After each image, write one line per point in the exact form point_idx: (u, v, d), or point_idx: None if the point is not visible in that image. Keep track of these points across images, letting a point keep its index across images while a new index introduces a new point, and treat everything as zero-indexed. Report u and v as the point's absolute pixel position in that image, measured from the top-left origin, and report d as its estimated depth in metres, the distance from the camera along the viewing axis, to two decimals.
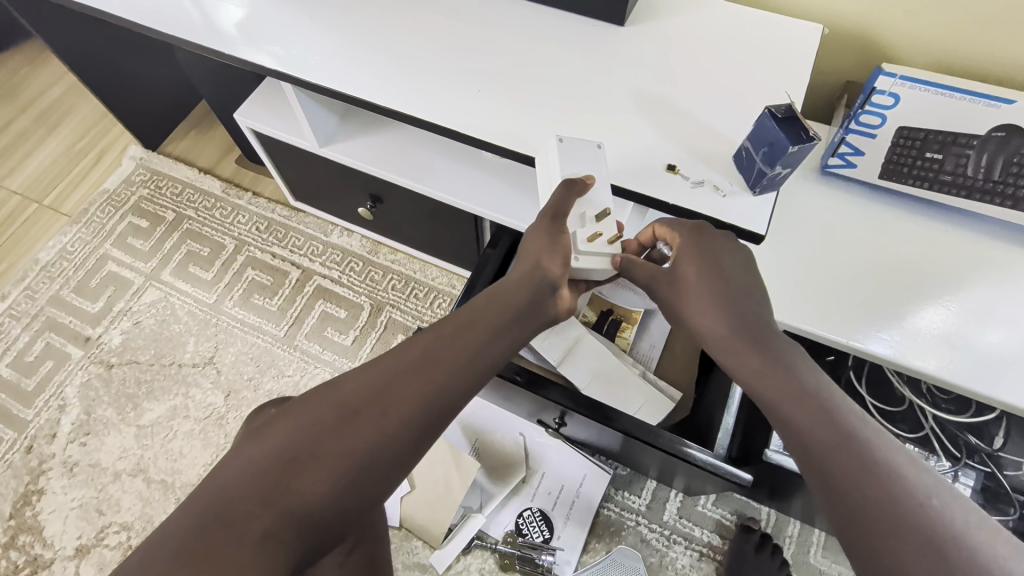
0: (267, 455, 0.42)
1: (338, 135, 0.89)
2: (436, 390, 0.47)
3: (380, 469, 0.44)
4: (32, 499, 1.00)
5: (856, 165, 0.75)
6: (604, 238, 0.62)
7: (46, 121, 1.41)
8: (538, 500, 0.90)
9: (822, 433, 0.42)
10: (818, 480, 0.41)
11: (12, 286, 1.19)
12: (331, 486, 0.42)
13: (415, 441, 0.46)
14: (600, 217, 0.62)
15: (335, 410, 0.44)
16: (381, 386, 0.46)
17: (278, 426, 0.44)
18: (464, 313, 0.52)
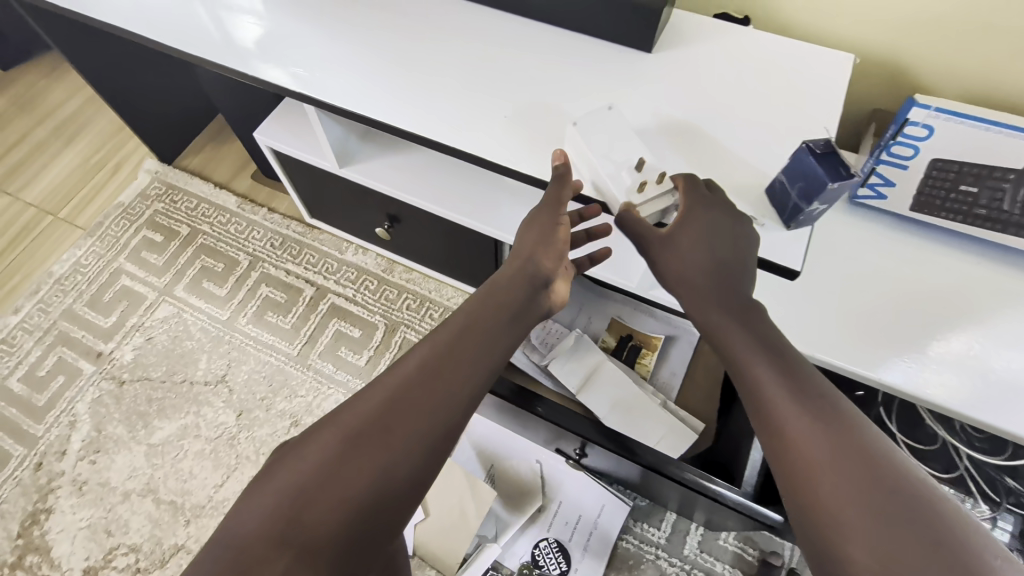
0: (277, 494, 0.41)
1: (359, 156, 0.89)
2: (447, 395, 0.47)
3: (398, 487, 0.42)
4: (41, 518, 0.98)
5: (886, 197, 0.73)
6: (652, 184, 0.60)
7: (62, 133, 1.41)
8: (555, 531, 0.89)
9: (790, 407, 0.46)
10: (768, 426, 0.47)
11: (26, 299, 1.19)
12: (347, 514, 0.40)
13: (430, 454, 0.44)
14: (639, 167, 0.61)
15: (341, 436, 0.43)
16: (386, 402, 0.45)
17: (286, 463, 0.43)
18: (459, 317, 0.53)
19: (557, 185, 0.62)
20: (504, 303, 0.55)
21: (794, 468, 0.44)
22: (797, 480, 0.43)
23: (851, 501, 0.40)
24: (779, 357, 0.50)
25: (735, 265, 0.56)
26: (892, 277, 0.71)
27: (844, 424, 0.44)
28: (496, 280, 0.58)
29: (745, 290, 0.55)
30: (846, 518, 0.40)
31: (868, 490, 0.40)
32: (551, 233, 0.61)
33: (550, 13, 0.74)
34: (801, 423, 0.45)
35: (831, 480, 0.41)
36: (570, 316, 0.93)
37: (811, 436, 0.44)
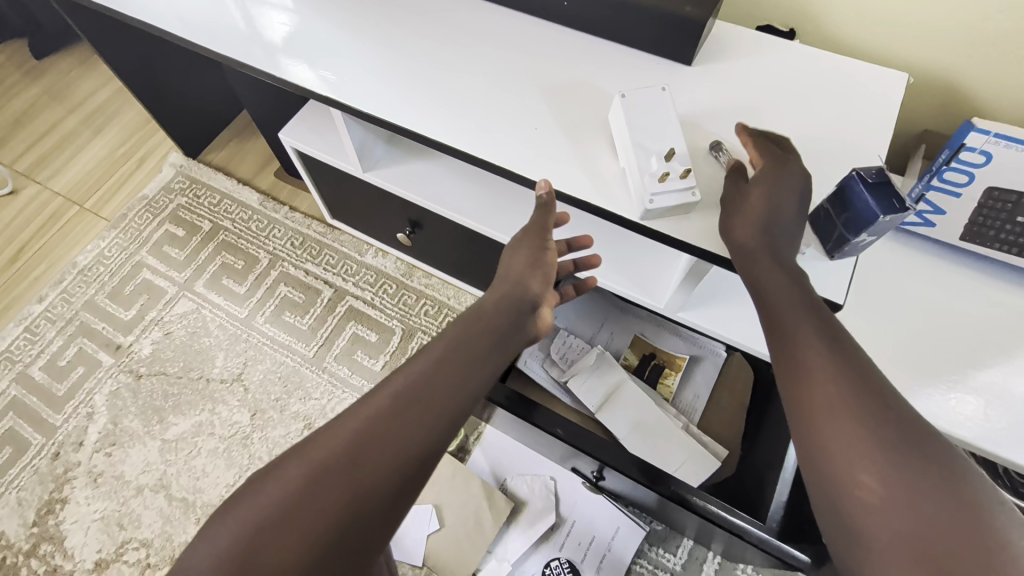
0: (232, 537, 0.39)
1: (384, 162, 0.87)
2: (423, 421, 0.45)
3: (366, 525, 0.40)
4: (56, 508, 0.99)
5: (935, 225, 0.69)
6: (674, 177, 0.58)
7: (91, 124, 1.42)
8: (566, 551, 0.86)
9: (827, 386, 0.41)
10: (801, 401, 0.42)
11: (50, 288, 1.20)
12: (305, 562, 0.38)
13: (401, 493, 0.42)
14: (669, 156, 0.58)
15: (308, 473, 0.41)
16: (360, 434, 0.43)
17: (246, 501, 0.40)
18: (443, 339, 0.51)
19: (541, 214, 0.62)
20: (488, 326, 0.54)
21: (814, 424, 0.41)
22: (826, 468, 0.39)
23: (877, 474, 0.37)
24: (821, 326, 0.44)
25: (792, 228, 0.52)
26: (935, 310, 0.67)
27: (875, 389, 0.40)
28: (483, 302, 0.57)
29: (791, 251, 0.51)
30: (867, 493, 0.37)
31: (905, 487, 0.36)
32: (540, 256, 0.62)
33: (587, 22, 0.71)
34: (837, 404, 0.40)
35: (865, 472, 0.37)
36: (591, 332, 0.90)
37: (842, 420, 0.39)
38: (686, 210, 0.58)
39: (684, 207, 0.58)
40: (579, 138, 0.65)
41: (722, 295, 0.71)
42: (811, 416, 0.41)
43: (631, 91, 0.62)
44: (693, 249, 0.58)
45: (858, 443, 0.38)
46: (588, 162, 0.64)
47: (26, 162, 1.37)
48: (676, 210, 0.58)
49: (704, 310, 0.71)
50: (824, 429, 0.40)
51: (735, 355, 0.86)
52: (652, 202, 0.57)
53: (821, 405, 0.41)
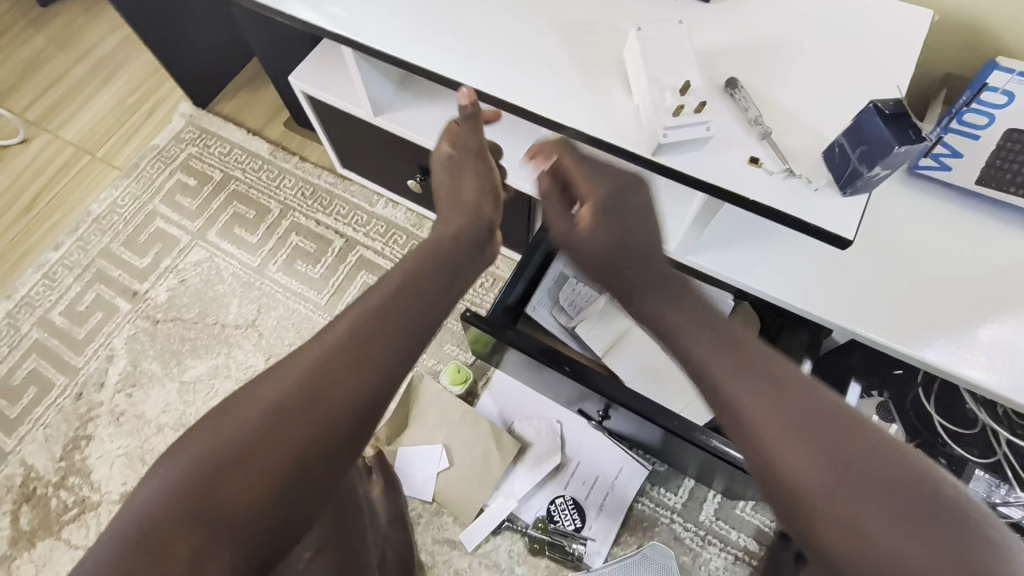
0: (192, 467, 0.40)
1: (395, 105, 0.86)
2: (373, 359, 0.46)
3: (326, 461, 0.42)
4: (81, 444, 1.03)
5: (951, 168, 0.68)
6: (689, 111, 0.57)
7: (100, 73, 1.41)
8: (571, 488, 0.91)
9: (750, 393, 0.41)
10: (724, 412, 0.42)
11: (66, 236, 1.22)
12: (268, 491, 0.40)
13: (359, 426, 0.44)
14: (684, 90, 0.58)
15: (261, 411, 0.43)
16: (302, 383, 0.44)
17: (201, 436, 0.42)
18: (390, 280, 0.51)
19: (471, 125, 0.65)
20: (434, 259, 0.56)
21: (789, 479, 0.37)
22: (769, 476, 0.39)
23: (818, 473, 0.37)
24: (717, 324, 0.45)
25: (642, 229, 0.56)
26: (946, 254, 0.66)
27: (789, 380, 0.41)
28: (443, 234, 0.61)
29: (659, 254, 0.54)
30: (812, 493, 0.37)
31: (850, 478, 0.36)
32: (486, 176, 0.67)
33: None
34: (762, 409, 0.40)
35: (806, 472, 0.37)
36: None
37: (773, 425, 0.39)
38: (699, 144, 0.58)
39: (697, 142, 0.58)
40: (593, 75, 0.64)
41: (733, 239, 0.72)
42: (743, 429, 0.40)
43: (649, 25, 0.62)
44: (703, 185, 0.58)
45: (791, 446, 0.38)
46: (602, 98, 0.63)
47: (36, 111, 1.37)
48: (688, 146, 0.58)
49: (714, 252, 0.71)
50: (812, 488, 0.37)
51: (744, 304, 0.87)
52: (666, 136, 0.57)
53: (748, 411, 0.40)
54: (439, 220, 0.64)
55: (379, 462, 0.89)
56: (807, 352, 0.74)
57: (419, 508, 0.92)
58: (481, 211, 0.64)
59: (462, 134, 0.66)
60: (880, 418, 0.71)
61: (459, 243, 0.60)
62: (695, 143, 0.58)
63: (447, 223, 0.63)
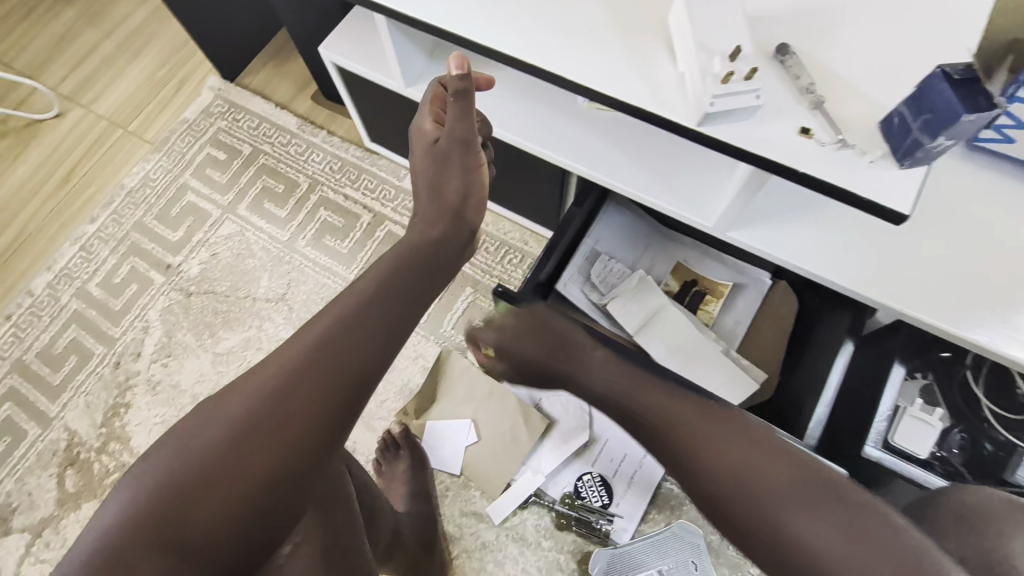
0: (152, 486, 0.42)
1: (426, 75, 0.84)
2: (343, 365, 0.47)
3: (297, 470, 0.45)
4: (121, 411, 1.07)
5: (1015, 140, 0.63)
6: (738, 78, 0.55)
7: (130, 46, 1.42)
8: (599, 466, 0.91)
9: (703, 444, 0.54)
10: (685, 466, 0.54)
11: (101, 209, 1.24)
12: (233, 513, 0.43)
13: (326, 438, 0.46)
14: (734, 55, 0.55)
15: (222, 431, 0.44)
16: (271, 396, 0.45)
17: (161, 455, 0.43)
18: (360, 286, 0.51)
19: (462, 106, 0.60)
20: (406, 264, 0.55)
21: (741, 503, 0.50)
22: (728, 507, 0.51)
23: (764, 498, 0.49)
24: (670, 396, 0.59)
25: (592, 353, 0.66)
26: (1005, 233, 0.63)
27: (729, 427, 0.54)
28: (426, 239, 0.59)
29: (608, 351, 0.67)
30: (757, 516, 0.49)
31: (787, 494, 0.49)
32: (471, 171, 0.63)
33: None
34: (712, 454, 0.53)
35: (755, 498, 0.50)
36: (633, 258, 0.89)
37: (725, 462, 0.52)
38: (747, 114, 0.56)
39: (745, 111, 0.56)
40: (636, 41, 0.62)
41: (776, 214, 0.69)
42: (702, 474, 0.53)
43: None
44: (748, 156, 0.56)
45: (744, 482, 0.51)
46: (644, 66, 0.61)
47: (69, 85, 1.39)
48: (736, 115, 0.56)
49: (755, 228, 0.69)
50: (724, 484, 0.51)
51: (781, 283, 0.85)
52: (713, 104, 0.54)
53: (709, 458, 0.53)
54: (417, 219, 0.62)
55: (407, 438, 0.91)
56: (850, 334, 0.72)
57: (447, 481, 0.93)
58: (461, 213, 0.63)
59: (451, 121, 0.62)
60: (926, 399, 0.68)
61: (431, 248, 0.58)
62: (743, 112, 0.56)
63: (428, 222, 0.61)
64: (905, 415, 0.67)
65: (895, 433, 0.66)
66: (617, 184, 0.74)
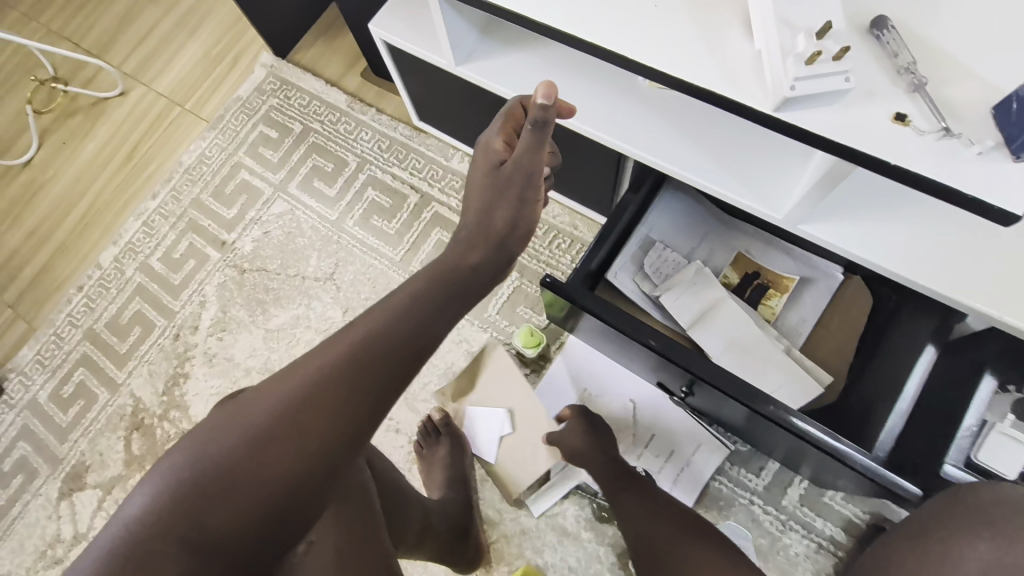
0: (176, 483, 0.42)
1: (477, 53, 0.80)
2: (367, 378, 0.45)
3: (311, 484, 0.44)
4: (180, 381, 1.12)
5: None
6: (826, 58, 0.49)
7: (187, 23, 1.44)
8: (644, 462, 0.88)
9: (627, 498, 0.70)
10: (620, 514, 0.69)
11: (161, 186, 1.28)
12: (250, 519, 0.42)
13: (345, 449, 0.45)
14: (823, 32, 0.49)
15: (243, 436, 0.43)
16: (293, 405, 0.44)
17: (182, 455, 0.43)
18: (393, 297, 0.49)
19: (536, 133, 0.53)
20: (438, 282, 0.51)
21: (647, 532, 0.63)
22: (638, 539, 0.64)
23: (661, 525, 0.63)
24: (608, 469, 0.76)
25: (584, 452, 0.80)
26: None
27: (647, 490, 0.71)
28: (463, 261, 0.54)
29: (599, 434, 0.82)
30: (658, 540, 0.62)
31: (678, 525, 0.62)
32: (524, 203, 0.56)
33: None
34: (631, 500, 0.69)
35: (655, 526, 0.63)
36: (689, 247, 0.84)
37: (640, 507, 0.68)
38: (832, 98, 0.50)
39: (831, 95, 0.50)
40: (708, 16, 0.56)
41: (860, 207, 0.63)
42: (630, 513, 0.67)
43: None
44: (833, 147, 0.50)
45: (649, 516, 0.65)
46: (717, 45, 0.55)
47: (132, 62, 1.43)
48: (820, 100, 0.50)
49: (831, 224, 0.63)
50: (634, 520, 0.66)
51: (854, 278, 0.78)
52: (794, 89, 0.49)
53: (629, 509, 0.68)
54: (459, 236, 0.56)
55: (448, 424, 0.91)
56: (931, 339, 0.68)
57: (487, 466, 0.93)
58: (506, 242, 0.56)
59: (519, 149, 0.54)
60: (1021, 416, 0.61)
61: (467, 272, 0.53)
62: (829, 97, 0.50)
63: (466, 240, 0.56)
64: (993, 431, 0.61)
65: (979, 449, 0.61)
66: (681, 174, 0.69)
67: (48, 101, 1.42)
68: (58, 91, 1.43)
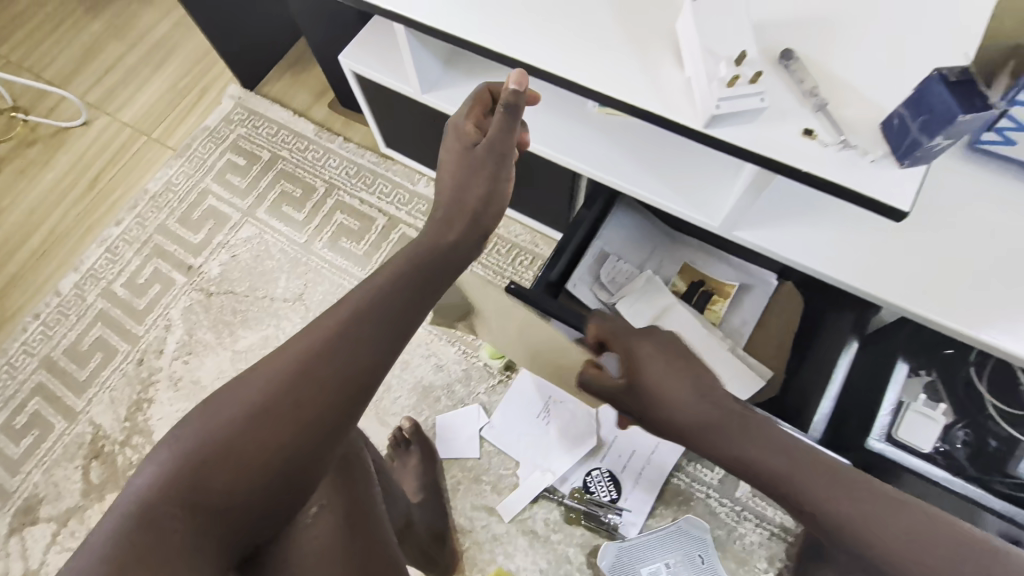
0: (181, 455, 0.45)
1: (441, 82, 0.87)
2: (360, 351, 0.49)
3: (307, 450, 0.47)
4: (144, 406, 1.10)
5: (1015, 143, 0.64)
6: (743, 82, 0.57)
7: (153, 57, 1.47)
8: (608, 462, 0.93)
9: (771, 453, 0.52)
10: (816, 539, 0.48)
11: (126, 213, 1.29)
12: (251, 481, 0.46)
13: (340, 418, 0.48)
14: (739, 61, 0.57)
15: (245, 407, 0.46)
16: (291, 377, 0.47)
17: (188, 429, 0.46)
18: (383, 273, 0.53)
19: (509, 115, 0.61)
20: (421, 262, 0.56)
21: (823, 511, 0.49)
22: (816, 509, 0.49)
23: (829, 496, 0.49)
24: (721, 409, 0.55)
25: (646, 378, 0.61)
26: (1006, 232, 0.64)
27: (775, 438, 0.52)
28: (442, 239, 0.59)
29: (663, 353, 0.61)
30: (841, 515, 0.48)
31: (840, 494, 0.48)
32: (497, 181, 0.62)
33: None
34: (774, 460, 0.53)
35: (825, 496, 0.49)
36: (641, 258, 0.91)
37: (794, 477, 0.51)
38: (751, 116, 0.58)
39: (749, 113, 0.58)
40: (645, 48, 0.64)
41: (784, 214, 0.72)
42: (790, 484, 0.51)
43: None
44: (754, 157, 0.58)
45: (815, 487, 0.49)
46: (653, 72, 0.63)
47: (97, 93, 1.44)
48: (740, 118, 0.58)
49: (759, 228, 0.71)
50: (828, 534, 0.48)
51: (787, 284, 0.88)
52: (719, 107, 0.57)
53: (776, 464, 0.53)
54: (436, 217, 0.62)
55: (418, 433, 0.94)
56: (853, 332, 0.74)
57: (458, 475, 0.95)
58: (480, 218, 0.62)
59: (493, 131, 0.62)
60: (929, 396, 0.70)
61: (448, 248, 0.59)
62: (749, 114, 0.58)
63: (443, 223, 0.61)
64: (909, 409, 0.69)
65: (899, 426, 0.68)
66: (629, 187, 0.76)
67: (7, 131, 1.42)
68: (17, 121, 1.42)
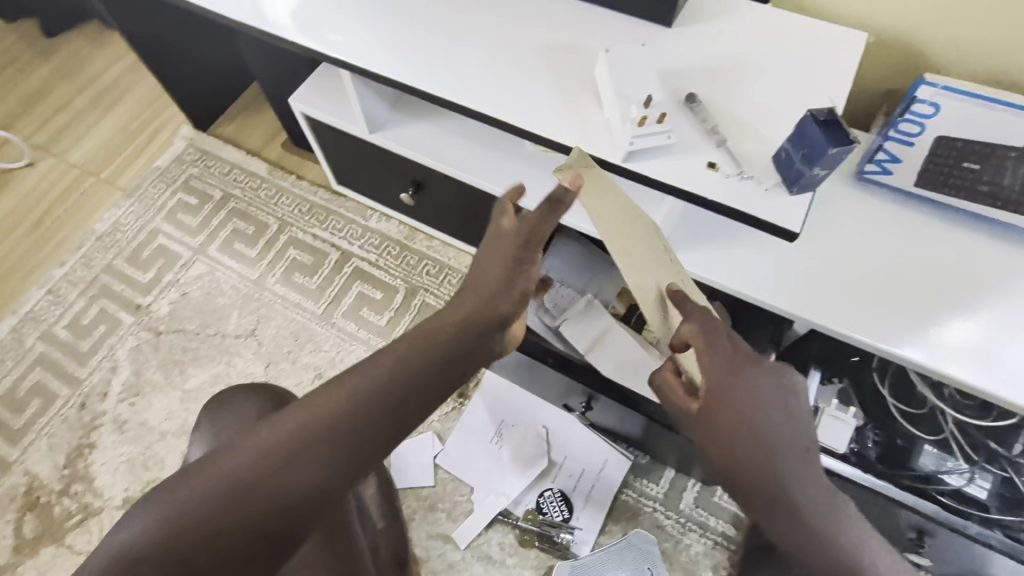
0: (157, 530, 0.39)
1: (389, 123, 0.93)
2: (367, 430, 0.43)
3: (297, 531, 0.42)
4: (85, 452, 1.07)
5: (892, 173, 0.75)
6: (652, 122, 0.64)
7: (104, 100, 1.48)
8: (559, 481, 0.95)
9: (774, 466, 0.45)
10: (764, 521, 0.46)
11: (71, 254, 1.27)
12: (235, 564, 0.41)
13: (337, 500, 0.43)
14: (648, 103, 0.65)
15: (231, 486, 0.40)
16: (289, 454, 0.41)
17: (163, 499, 0.40)
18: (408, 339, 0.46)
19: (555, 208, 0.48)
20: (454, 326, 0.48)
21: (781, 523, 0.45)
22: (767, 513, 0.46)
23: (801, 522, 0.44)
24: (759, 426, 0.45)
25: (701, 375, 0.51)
26: (892, 250, 0.73)
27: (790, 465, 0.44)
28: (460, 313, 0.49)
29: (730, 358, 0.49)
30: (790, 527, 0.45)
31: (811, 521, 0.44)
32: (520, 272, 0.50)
33: None
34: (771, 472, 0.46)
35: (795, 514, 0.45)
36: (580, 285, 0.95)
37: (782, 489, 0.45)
38: (662, 151, 0.66)
39: (660, 148, 0.65)
40: (569, 93, 0.71)
41: (705, 238, 0.79)
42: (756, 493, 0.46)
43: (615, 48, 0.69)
44: (666, 186, 0.65)
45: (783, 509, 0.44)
46: (577, 113, 0.70)
47: (43, 135, 1.43)
48: (652, 153, 0.66)
49: (681, 252, 0.78)
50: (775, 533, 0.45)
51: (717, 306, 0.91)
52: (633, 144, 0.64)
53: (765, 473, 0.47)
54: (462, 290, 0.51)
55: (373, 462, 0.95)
56: None
57: (413, 504, 0.96)
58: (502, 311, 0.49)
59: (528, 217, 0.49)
60: (841, 400, 0.76)
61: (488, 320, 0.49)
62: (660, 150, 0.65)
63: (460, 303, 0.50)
64: (825, 414, 0.74)
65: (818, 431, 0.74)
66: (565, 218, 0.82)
67: None
68: None
